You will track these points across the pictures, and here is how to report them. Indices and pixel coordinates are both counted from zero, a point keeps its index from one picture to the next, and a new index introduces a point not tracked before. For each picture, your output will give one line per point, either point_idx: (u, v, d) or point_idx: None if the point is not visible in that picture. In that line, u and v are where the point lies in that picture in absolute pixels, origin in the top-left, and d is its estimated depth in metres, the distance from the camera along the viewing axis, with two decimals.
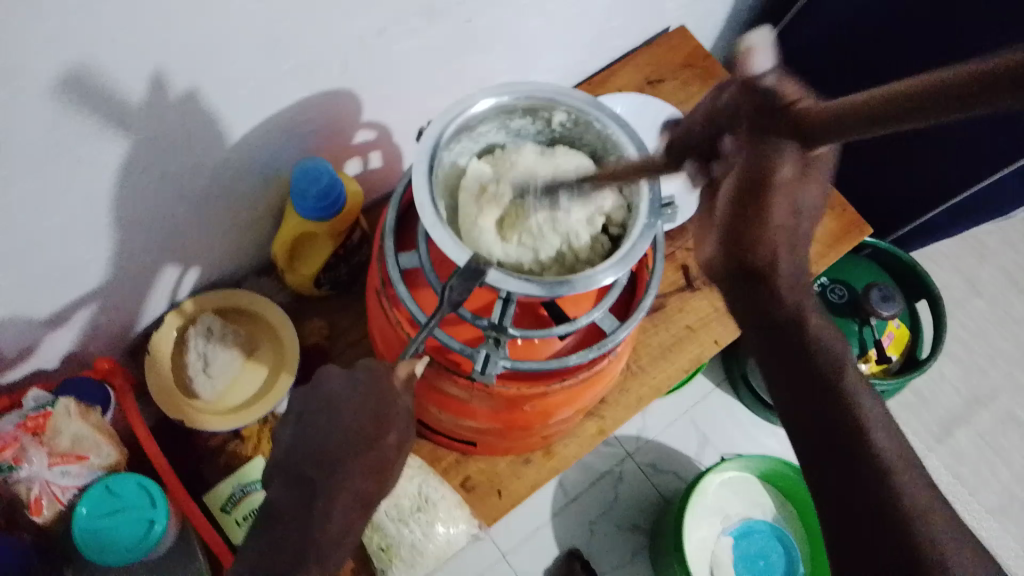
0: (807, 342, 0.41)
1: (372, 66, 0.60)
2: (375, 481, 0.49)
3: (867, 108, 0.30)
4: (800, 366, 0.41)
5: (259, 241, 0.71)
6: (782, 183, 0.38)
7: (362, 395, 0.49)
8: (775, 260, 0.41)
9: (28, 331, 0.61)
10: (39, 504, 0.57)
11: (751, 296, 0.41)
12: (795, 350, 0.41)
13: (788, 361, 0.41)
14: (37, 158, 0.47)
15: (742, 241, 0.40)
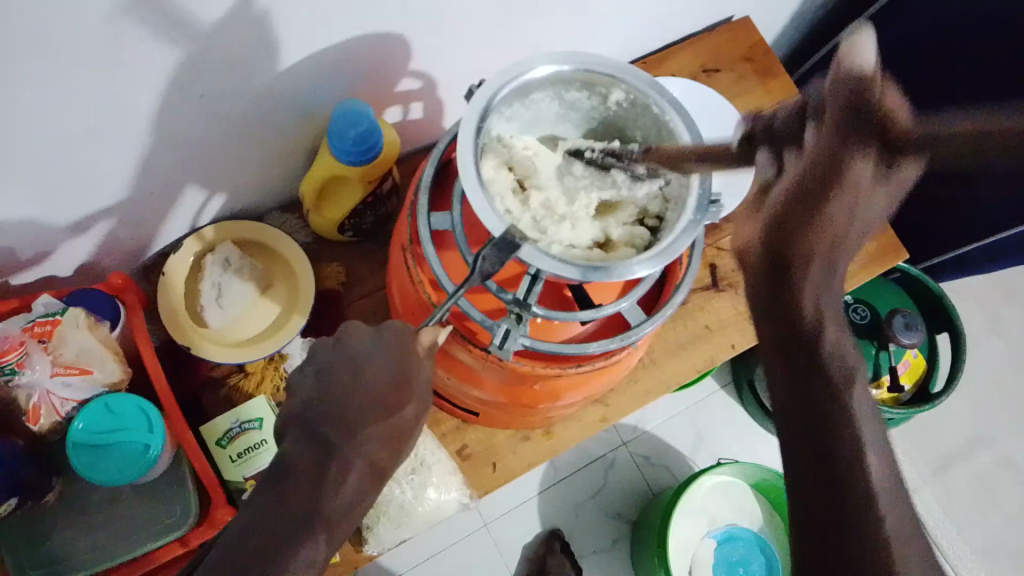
0: (813, 363, 0.38)
1: (429, 13, 0.58)
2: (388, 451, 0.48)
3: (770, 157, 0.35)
4: (799, 389, 0.38)
5: (289, 176, 0.70)
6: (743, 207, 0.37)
7: (385, 353, 0.48)
8: (809, 263, 0.34)
9: (48, 236, 0.60)
10: (36, 413, 0.57)
11: (773, 288, 0.35)
12: (816, 393, 0.38)
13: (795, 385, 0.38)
14: (81, 61, 0.46)
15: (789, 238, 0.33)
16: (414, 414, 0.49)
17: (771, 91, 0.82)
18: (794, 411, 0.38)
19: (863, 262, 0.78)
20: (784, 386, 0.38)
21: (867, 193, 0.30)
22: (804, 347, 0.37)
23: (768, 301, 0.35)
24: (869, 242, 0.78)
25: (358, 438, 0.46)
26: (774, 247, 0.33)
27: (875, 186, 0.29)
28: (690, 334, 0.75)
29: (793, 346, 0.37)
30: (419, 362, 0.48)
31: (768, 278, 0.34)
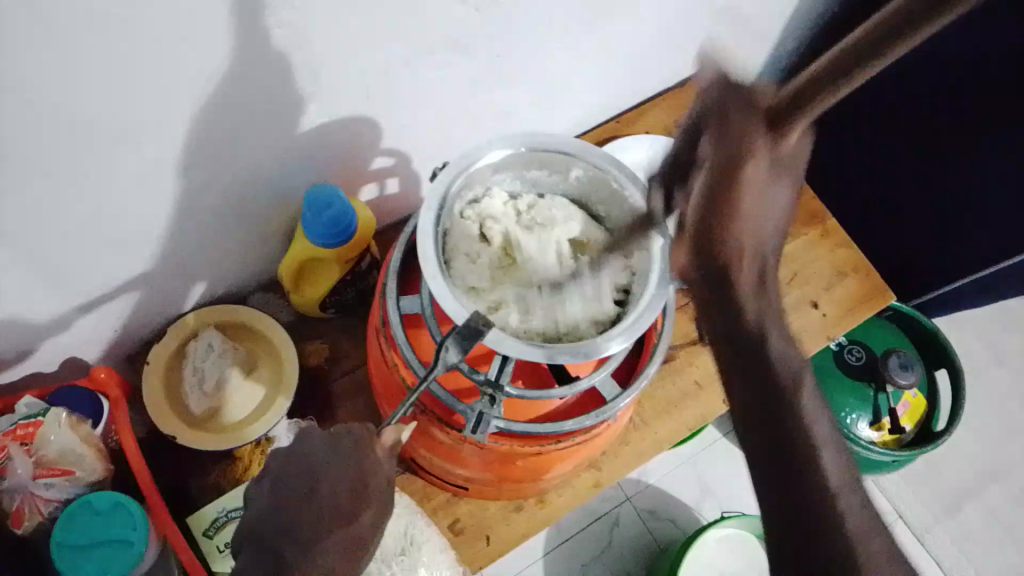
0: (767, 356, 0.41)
1: (396, 96, 0.59)
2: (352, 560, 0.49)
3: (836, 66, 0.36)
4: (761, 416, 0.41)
5: (269, 257, 0.71)
6: (748, 174, 0.39)
7: (346, 455, 0.49)
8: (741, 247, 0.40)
9: (29, 334, 0.61)
10: (20, 515, 0.58)
11: (715, 296, 0.41)
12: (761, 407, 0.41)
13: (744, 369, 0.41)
14: (46, 168, 0.46)
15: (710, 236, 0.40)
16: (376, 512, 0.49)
17: None
18: (747, 401, 0.41)
19: (851, 307, 0.77)
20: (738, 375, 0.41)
21: (765, 181, 0.40)
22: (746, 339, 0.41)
23: (706, 272, 0.40)
24: (853, 286, 0.78)
25: (316, 537, 0.48)
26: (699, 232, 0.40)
27: (767, 175, 0.39)
28: (679, 392, 0.74)
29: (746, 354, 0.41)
30: (379, 463, 0.49)
31: (699, 259, 0.40)
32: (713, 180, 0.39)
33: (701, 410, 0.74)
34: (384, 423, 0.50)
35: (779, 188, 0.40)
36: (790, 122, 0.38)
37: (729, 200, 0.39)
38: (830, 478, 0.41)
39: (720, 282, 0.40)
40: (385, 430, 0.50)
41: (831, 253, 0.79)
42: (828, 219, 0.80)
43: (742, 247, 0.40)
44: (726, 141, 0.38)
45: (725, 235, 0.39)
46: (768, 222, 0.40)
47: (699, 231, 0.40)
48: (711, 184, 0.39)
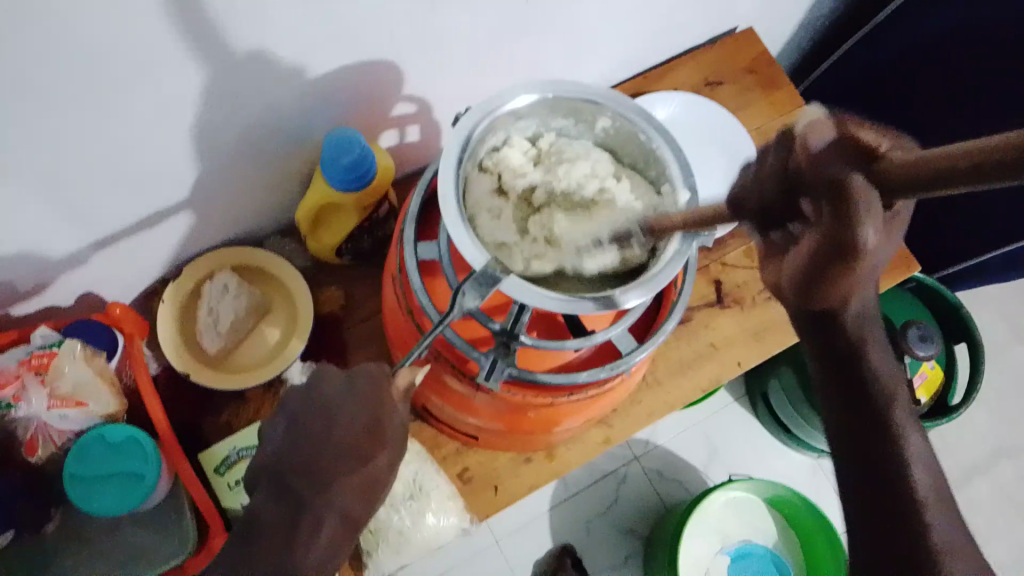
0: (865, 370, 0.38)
1: (419, 39, 0.57)
2: (364, 503, 0.49)
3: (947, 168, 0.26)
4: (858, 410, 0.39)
5: (287, 201, 0.70)
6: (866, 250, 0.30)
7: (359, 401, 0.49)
8: (847, 297, 0.34)
9: (45, 268, 0.60)
10: (34, 444, 0.58)
11: (824, 331, 0.37)
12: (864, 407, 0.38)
13: (846, 388, 0.39)
14: (63, 99, 0.46)
15: (811, 293, 0.34)
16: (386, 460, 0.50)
17: (777, 103, 0.81)
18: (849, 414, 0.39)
19: None
20: (835, 392, 0.39)
21: (880, 248, 0.31)
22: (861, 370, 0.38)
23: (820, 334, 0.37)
24: None
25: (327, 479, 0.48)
26: (801, 292, 0.34)
27: (883, 240, 0.31)
28: (695, 353, 0.73)
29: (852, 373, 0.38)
30: (391, 410, 0.49)
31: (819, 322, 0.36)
32: (821, 249, 0.31)
33: (715, 373, 0.73)
34: (399, 365, 0.50)
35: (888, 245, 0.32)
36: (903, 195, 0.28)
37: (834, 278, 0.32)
38: (921, 486, 0.38)
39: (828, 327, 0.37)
40: (399, 371, 0.50)
41: None
42: None
43: (860, 325, 0.37)
44: (838, 220, 0.30)
45: (828, 294, 0.33)
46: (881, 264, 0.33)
47: (806, 291, 0.34)
48: (808, 262, 0.32)
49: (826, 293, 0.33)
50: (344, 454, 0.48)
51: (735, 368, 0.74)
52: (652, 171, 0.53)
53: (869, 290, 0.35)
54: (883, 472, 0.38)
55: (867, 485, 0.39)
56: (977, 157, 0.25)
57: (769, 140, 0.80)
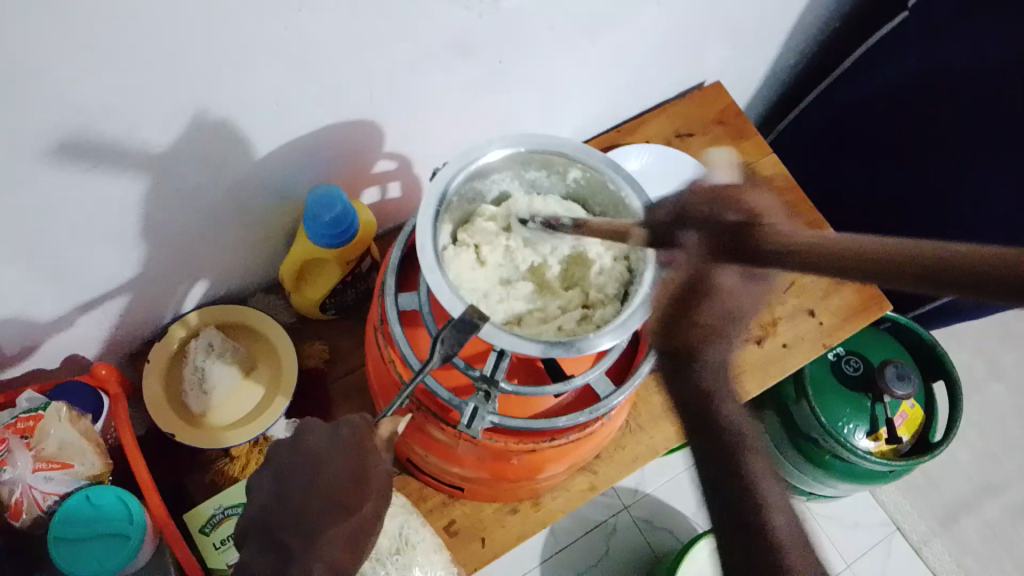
0: (717, 418, 0.43)
1: (399, 98, 0.60)
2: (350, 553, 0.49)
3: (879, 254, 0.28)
4: (707, 445, 0.43)
5: (271, 258, 0.71)
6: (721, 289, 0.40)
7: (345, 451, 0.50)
8: (707, 342, 0.42)
9: (33, 330, 0.61)
10: (18, 508, 0.57)
11: (683, 377, 0.43)
12: (713, 444, 0.43)
13: (702, 437, 0.43)
14: (55, 160, 0.47)
15: (673, 327, 0.43)
16: (370, 508, 0.50)
17: (747, 150, 0.84)
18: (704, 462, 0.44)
19: (848, 315, 0.78)
20: (697, 446, 0.44)
21: (732, 291, 0.40)
22: (711, 423, 0.43)
23: (679, 386, 0.43)
24: (849, 295, 0.79)
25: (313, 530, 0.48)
26: (665, 329, 0.43)
27: (737, 285, 0.40)
28: None
29: (707, 423, 0.43)
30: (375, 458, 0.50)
31: (672, 365, 0.43)
32: (673, 286, 0.42)
33: None
34: (382, 416, 0.52)
35: (745, 291, 0.41)
36: (813, 265, 0.31)
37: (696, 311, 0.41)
38: (782, 539, 0.42)
39: (688, 376, 0.43)
40: (382, 420, 0.52)
41: None
42: (825, 229, 0.81)
43: (712, 387, 0.43)
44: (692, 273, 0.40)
45: (691, 331, 0.42)
46: (739, 316, 0.41)
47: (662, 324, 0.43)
48: (679, 292, 0.42)
49: (687, 330, 0.42)
50: (329, 505, 0.48)
51: None
52: (623, 218, 0.55)
53: (733, 345, 0.42)
54: (733, 521, 0.43)
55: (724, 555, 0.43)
56: (916, 260, 0.26)
57: (740, 187, 0.83)
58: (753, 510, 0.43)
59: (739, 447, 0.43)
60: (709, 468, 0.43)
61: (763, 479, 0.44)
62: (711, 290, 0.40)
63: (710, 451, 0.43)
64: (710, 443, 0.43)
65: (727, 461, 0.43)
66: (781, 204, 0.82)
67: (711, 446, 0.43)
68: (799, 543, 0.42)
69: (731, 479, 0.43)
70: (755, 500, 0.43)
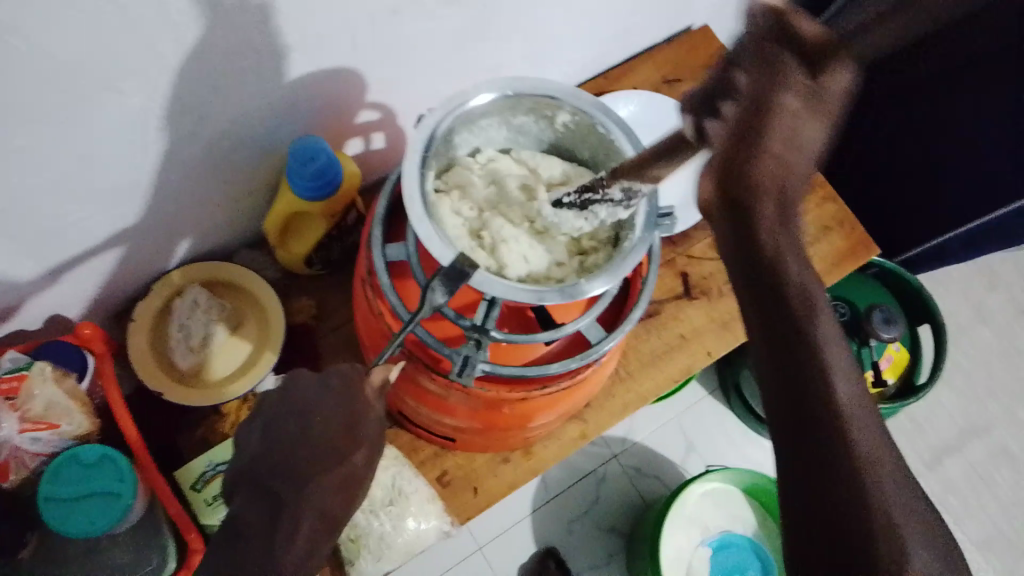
0: (791, 295, 0.38)
1: (380, 46, 0.58)
2: (343, 506, 0.49)
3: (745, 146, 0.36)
4: (798, 382, 0.37)
5: (255, 213, 0.70)
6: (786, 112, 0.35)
7: (335, 404, 0.50)
8: (760, 205, 0.37)
9: (12, 292, 0.60)
10: (6, 469, 0.57)
11: (741, 246, 0.38)
12: (800, 364, 0.37)
13: (782, 368, 0.37)
14: (28, 116, 0.46)
15: (736, 175, 0.37)
16: (361, 459, 0.50)
17: None
18: (783, 410, 0.38)
19: (836, 261, 0.78)
20: (771, 376, 0.38)
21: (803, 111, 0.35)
22: (797, 349, 0.37)
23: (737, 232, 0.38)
24: (838, 241, 0.79)
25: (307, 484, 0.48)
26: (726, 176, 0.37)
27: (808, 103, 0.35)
28: (665, 345, 0.74)
29: (790, 340, 0.37)
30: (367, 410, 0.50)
31: (733, 219, 0.38)
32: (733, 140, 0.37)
33: (686, 363, 0.74)
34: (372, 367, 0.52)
35: (811, 128, 0.35)
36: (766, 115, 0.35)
37: (753, 161, 0.37)
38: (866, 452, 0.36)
39: (751, 253, 0.38)
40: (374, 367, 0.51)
41: (817, 209, 0.79)
42: (814, 175, 0.81)
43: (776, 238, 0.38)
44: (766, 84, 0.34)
45: (757, 149, 0.36)
46: (789, 154, 0.36)
47: (726, 158, 0.37)
48: (732, 142, 0.37)
49: (746, 171, 0.37)
50: (320, 456, 0.48)
51: (705, 358, 0.75)
52: (612, 162, 0.54)
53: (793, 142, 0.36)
54: (818, 431, 0.37)
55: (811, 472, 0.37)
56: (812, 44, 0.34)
57: None
58: (837, 425, 0.36)
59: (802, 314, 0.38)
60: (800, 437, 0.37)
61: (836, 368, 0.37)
62: (772, 111, 0.35)
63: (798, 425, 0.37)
64: (792, 351, 0.37)
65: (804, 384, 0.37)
66: None
67: (796, 375, 0.37)
68: (881, 455, 0.37)
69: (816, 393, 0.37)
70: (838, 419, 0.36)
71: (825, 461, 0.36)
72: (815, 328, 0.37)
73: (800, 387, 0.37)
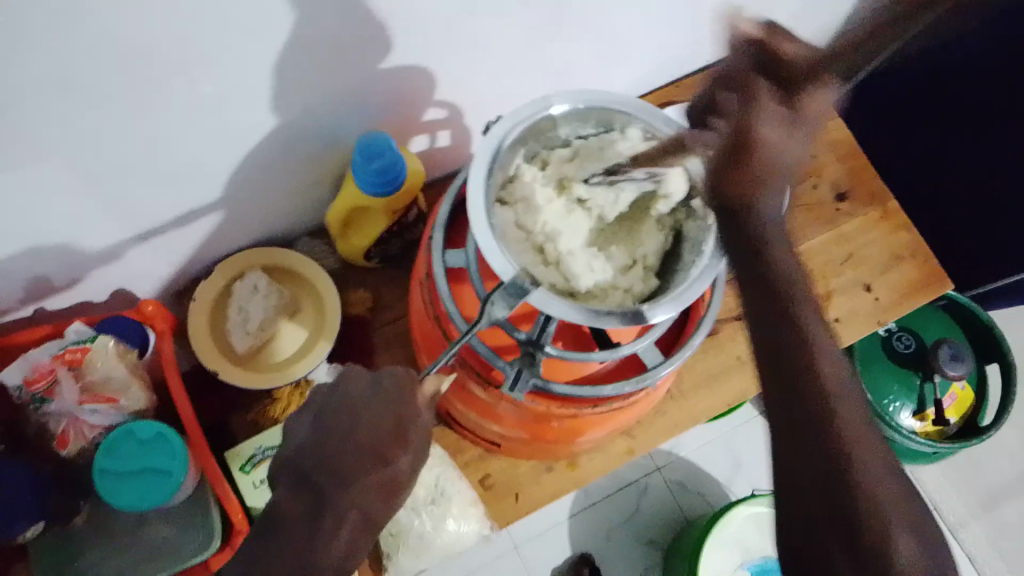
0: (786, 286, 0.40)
1: (455, 44, 0.57)
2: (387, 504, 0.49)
3: (726, 151, 0.42)
4: (794, 370, 0.39)
5: (318, 202, 0.71)
6: (760, 139, 0.41)
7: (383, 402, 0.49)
8: (750, 202, 0.42)
9: (82, 262, 0.62)
10: (65, 438, 0.59)
11: (735, 236, 0.42)
12: (783, 342, 0.39)
13: (777, 365, 0.39)
14: (108, 97, 0.47)
15: (728, 183, 0.42)
16: (405, 459, 0.50)
17: None
18: (781, 382, 0.39)
19: (905, 293, 0.75)
20: (770, 379, 0.40)
21: (780, 131, 0.42)
22: (796, 346, 0.39)
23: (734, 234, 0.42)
24: (910, 272, 0.76)
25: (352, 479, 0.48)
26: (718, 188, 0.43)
27: (782, 122, 0.42)
28: (720, 366, 0.73)
29: (775, 311, 0.40)
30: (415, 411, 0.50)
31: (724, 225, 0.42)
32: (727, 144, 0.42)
33: (741, 386, 0.73)
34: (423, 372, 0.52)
35: (790, 143, 0.42)
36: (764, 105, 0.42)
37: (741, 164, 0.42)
38: (847, 433, 0.38)
39: (750, 261, 0.41)
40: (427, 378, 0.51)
41: (891, 237, 0.77)
42: (890, 201, 0.78)
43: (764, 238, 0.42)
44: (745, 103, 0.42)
45: (742, 173, 0.42)
46: (779, 173, 0.42)
47: (719, 171, 0.42)
48: (726, 148, 0.42)
49: (735, 182, 0.42)
50: (369, 453, 0.48)
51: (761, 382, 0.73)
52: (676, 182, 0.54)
53: (788, 145, 0.42)
54: (808, 423, 0.38)
55: (799, 473, 0.38)
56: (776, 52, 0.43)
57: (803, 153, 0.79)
58: (825, 416, 0.38)
59: (803, 304, 0.40)
60: (784, 405, 0.39)
61: (827, 366, 0.39)
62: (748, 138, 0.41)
63: (805, 393, 0.38)
64: (785, 327, 0.39)
65: (800, 378, 0.39)
66: (844, 172, 0.79)
67: (782, 350, 0.39)
68: (865, 445, 0.38)
69: (804, 376, 0.38)
70: (826, 406, 0.38)
71: (821, 441, 0.38)
72: (805, 310, 0.40)
73: (788, 373, 0.39)
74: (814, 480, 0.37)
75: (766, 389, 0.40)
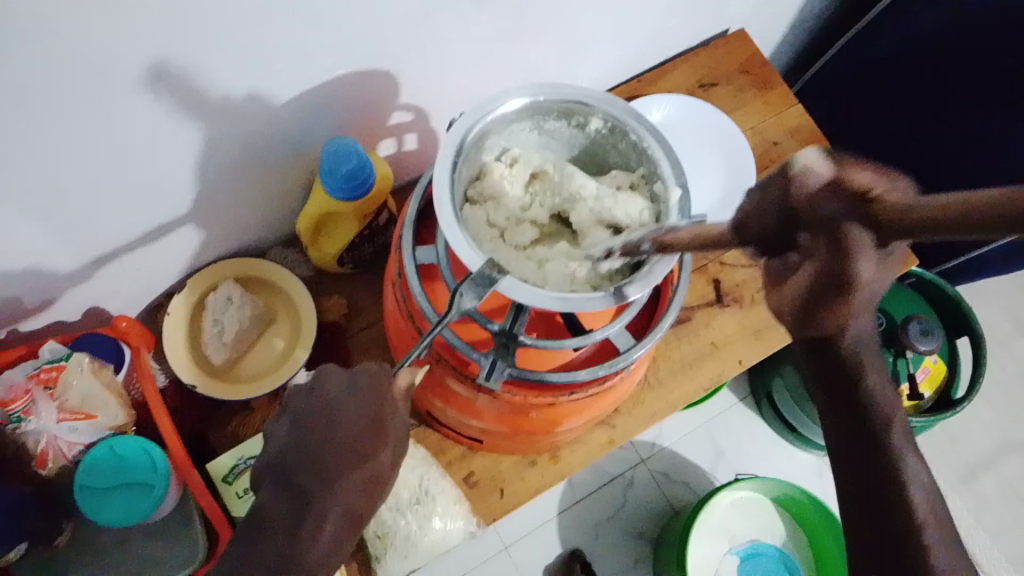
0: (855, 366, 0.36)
1: (414, 46, 0.58)
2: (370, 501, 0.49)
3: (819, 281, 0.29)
4: (860, 442, 0.37)
5: (288, 211, 0.71)
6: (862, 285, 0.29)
7: (360, 401, 0.50)
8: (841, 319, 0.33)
9: (52, 283, 0.61)
10: (44, 457, 0.58)
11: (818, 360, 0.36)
12: (851, 411, 0.36)
13: (851, 440, 0.37)
14: (69, 114, 0.47)
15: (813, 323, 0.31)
16: (382, 457, 0.50)
17: (771, 102, 0.82)
18: (852, 459, 0.37)
19: None
20: (846, 455, 0.37)
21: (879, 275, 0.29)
22: (868, 425, 0.36)
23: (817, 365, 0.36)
24: None
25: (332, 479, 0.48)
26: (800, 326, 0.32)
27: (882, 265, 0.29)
28: (695, 352, 0.74)
29: (843, 383, 0.36)
30: (392, 408, 0.50)
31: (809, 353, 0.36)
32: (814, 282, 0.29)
33: (717, 370, 0.74)
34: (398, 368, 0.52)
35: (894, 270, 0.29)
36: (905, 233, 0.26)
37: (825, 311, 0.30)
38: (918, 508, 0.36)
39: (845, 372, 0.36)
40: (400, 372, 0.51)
41: None
42: None
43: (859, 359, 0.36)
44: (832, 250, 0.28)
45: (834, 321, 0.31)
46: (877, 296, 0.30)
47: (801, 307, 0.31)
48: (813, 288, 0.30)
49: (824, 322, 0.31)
50: (349, 451, 0.48)
51: (735, 366, 0.74)
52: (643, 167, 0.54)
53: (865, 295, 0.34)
54: (880, 501, 0.36)
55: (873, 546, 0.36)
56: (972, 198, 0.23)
57: (764, 140, 0.81)
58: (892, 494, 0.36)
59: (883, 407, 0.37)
60: (864, 484, 0.37)
61: (901, 440, 0.37)
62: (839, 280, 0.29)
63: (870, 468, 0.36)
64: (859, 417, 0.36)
65: (870, 458, 0.37)
66: None
67: (856, 427, 0.36)
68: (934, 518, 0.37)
69: (871, 453, 0.36)
70: (894, 478, 0.36)
71: (885, 509, 0.36)
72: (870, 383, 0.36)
73: (856, 455, 0.37)
74: (888, 555, 0.36)
75: (835, 457, 0.38)
